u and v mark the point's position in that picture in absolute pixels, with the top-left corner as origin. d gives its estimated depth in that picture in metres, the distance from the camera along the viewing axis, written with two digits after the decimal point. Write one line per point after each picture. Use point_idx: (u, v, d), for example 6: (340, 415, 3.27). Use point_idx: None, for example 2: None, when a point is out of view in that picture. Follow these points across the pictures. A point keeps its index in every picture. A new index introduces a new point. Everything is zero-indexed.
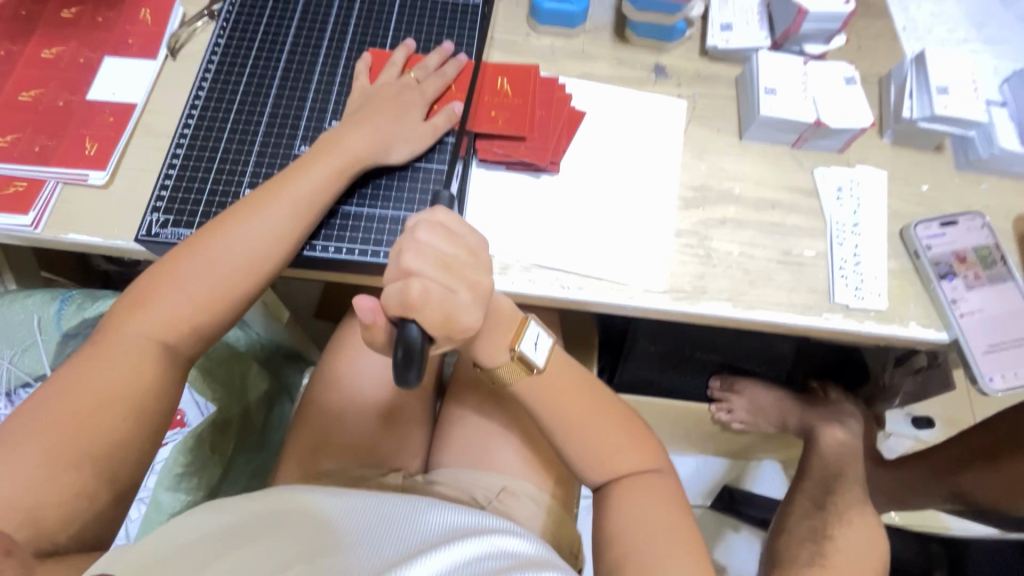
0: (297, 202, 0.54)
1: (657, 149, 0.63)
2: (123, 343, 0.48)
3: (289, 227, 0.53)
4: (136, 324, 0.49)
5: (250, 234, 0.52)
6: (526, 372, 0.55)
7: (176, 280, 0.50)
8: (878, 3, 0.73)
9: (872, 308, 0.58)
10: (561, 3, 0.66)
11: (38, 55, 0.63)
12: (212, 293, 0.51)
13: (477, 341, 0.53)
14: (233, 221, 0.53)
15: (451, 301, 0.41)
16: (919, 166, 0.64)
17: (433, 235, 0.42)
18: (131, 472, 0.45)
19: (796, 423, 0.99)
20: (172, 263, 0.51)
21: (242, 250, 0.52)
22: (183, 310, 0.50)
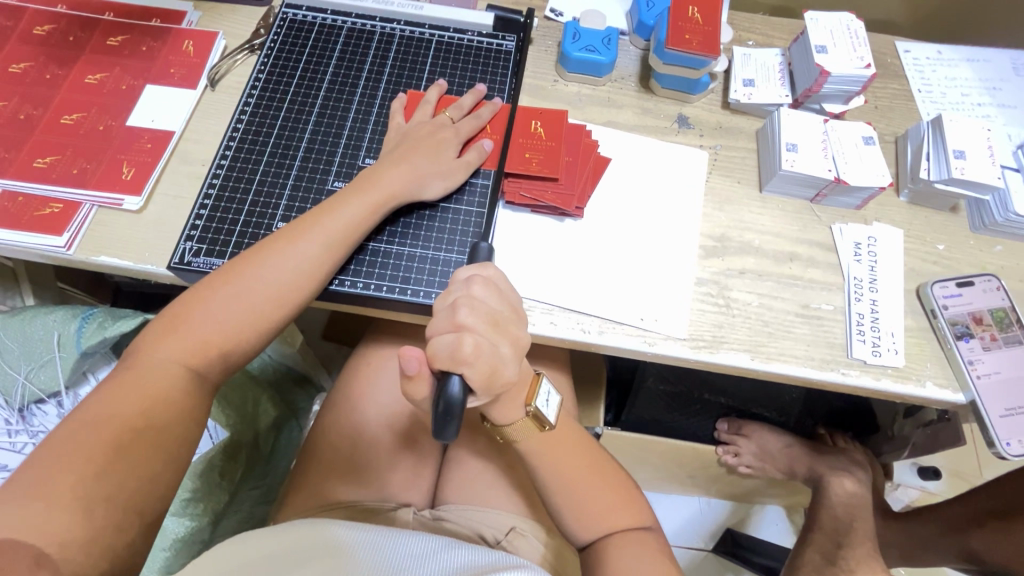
0: (330, 238, 0.55)
1: (679, 198, 0.65)
2: (153, 369, 0.49)
3: (322, 262, 0.54)
4: (164, 349, 0.50)
5: (283, 266, 0.53)
6: (539, 429, 0.57)
7: (207, 309, 0.51)
8: (893, 65, 0.75)
9: (889, 365, 0.58)
10: (590, 53, 0.68)
11: (82, 81, 0.65)
12: (241, 322, 0.52)
13: (493, 405, 0.55)
14: (268, 253, 0.53)
15: (497, 355, 0.44)
16: (935, 225, 0.65)
17: (486, 293, 0.46)
18: (149, 500, 0.45)
19: (804, 471, 0.98)
20: (204, 291, 0.52)
21: (274, 281, 0.53)
22: (212, 338, 0.51)
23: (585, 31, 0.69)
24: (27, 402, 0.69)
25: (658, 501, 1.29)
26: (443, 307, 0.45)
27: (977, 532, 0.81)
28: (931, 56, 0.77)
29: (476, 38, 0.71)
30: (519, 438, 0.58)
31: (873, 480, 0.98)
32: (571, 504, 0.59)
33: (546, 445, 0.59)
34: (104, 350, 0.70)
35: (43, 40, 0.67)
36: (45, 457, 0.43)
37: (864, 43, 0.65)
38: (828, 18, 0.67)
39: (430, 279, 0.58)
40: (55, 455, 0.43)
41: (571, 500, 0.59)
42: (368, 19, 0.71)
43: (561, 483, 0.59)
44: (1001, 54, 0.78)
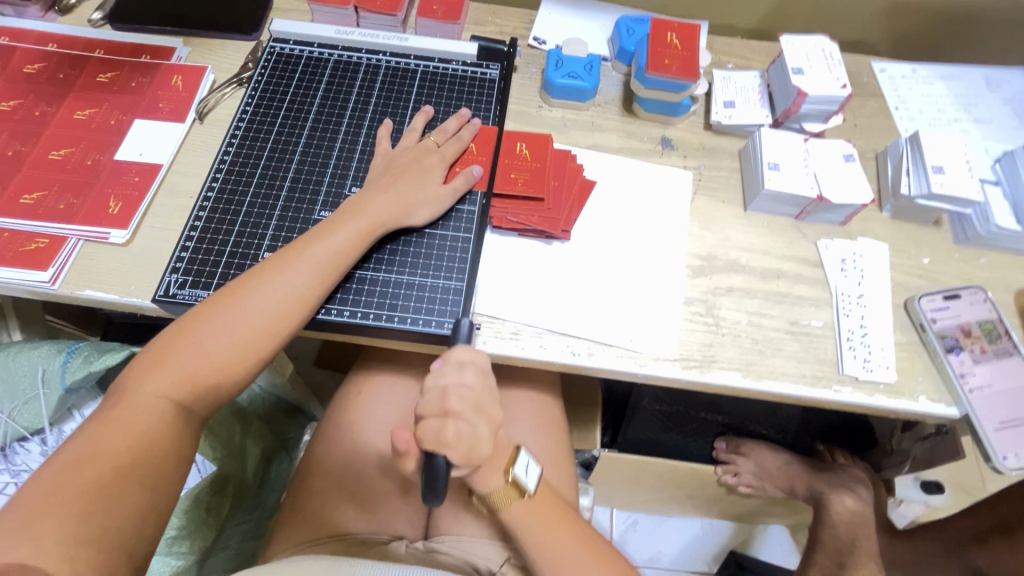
0: (318, 265, 0.55)
1: (664, 218, 0.65)
2: (139, 407, 0.48)
3: (310, 289, 0.54)
4: (150, 384, 0.49)
5: (270, 294, 0.53)
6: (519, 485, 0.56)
7: (194, 342, 0.51)
8: (870, 84, 0.77)
9: (881, 380, 0.58)
10: (572, 79, 0.69)
11: (71, 116, 0.66)
12: (229, 354, 0.51)
13: (473, 472, 0.54)
14: (257, 282, 0.53)
15: (475, 437, 0.45)
16: (919, 239, 0.66)
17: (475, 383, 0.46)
18: (132, 538, 0.44)
19: (805, 489, 0.97)
20: (190, 324, 0.51)
21: (262, 310, 0.52)
22: (199, 370, 0.50)
23: (567, 59, 0.71)
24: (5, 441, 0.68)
25: (659, 523, 1.27)
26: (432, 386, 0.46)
27: (981, 548, 0.80)
28: (906, 74, 0.79)
29: (460, 67, 0.72)
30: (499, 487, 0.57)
31: (875, 497, 0.97)
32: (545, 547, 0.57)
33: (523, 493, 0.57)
34: (90, 384, 0.69)
35: (33, 78, 0.68)
36: (26, 496, 0.42)
37: (839, 63, 0.67)
38: (803, 40, 0.69)
39: (419, 305, 0.57)
40: (33, 495, 0.42)
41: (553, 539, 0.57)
42: (354, 51, 0.72)
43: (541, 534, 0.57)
44: (974, 72, 0.80)
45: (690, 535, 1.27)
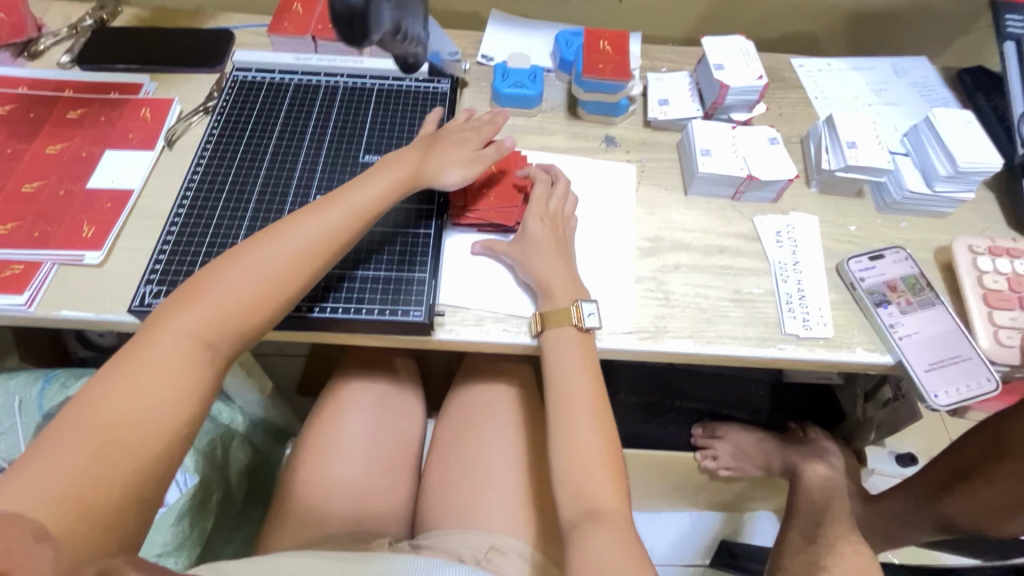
0: (341, 212, 0.58)
1: (613, 205, 0.71)
2: (170, 339, 0.49)
3: (334, 234, 0.57)
4: (183, 318, 0.50)
5: (309, 229, 0.56)
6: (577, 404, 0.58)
7: (223, 280, 0.53)
8: (791, 78, 0.85)
9: (820, 336, 0.62)
10: (518, 89, 0.75)
11: (43, 151, 0.69)
12: (253, 291, 0.53)
13: (551, 369, 0.59)
14: (294, 223, 0.56)
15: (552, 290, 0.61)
16: (845, 210, 0.72)
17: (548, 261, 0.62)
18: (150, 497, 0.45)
19: (779, 464, 1.01)
20: (230, 259, 0.54)
21: (290, 249, 0.55)
22: (229, 304, 0.52)
23: (513, 71, 0.77)
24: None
25: (648, 520, 1.29)
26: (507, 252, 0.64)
27: (945, 498, 0.83)
28: (822, 67, 0.87)
29: (413, 83, 0.77)
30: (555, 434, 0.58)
31: (847, 465, 1.01)
32: (571, 482, 0.56)
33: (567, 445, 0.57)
34: None
35: (4, 118, 0.71)
36: None
37: (754, 58, 0.74)
38: (721, 41, 0.75)
39: (385, 296, 0.59)
40: None
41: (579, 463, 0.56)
42: (313, 75, 0.77)
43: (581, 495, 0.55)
44: (882, 62, 0.89)
45: (678, 530, 1.28)
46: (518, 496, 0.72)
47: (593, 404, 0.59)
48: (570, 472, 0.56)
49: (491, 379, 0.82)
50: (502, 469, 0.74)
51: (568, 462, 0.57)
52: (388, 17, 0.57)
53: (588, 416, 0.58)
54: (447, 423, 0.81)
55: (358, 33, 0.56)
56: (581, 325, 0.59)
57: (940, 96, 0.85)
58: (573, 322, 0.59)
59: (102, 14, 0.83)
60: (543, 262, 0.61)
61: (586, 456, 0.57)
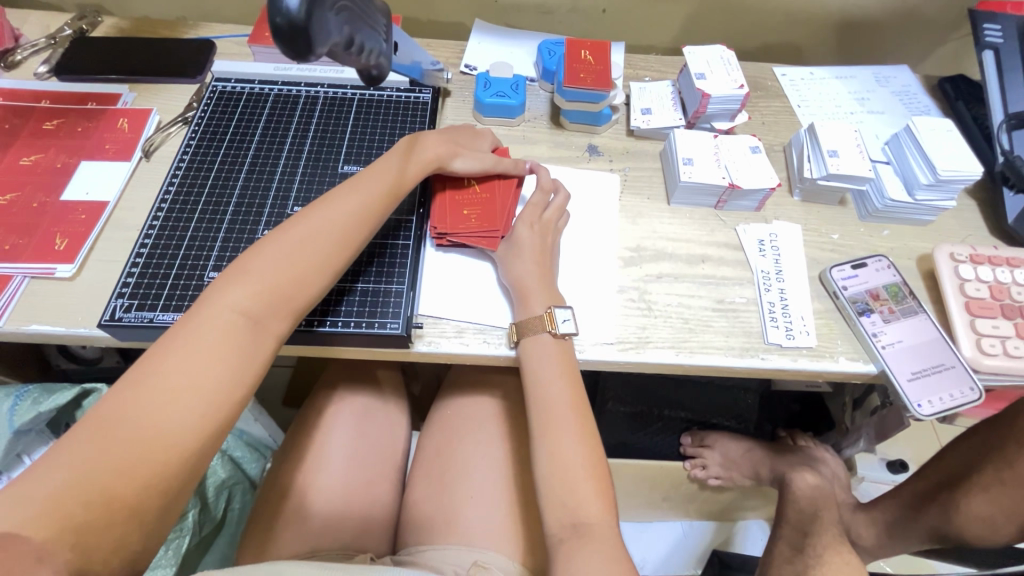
0: (373, 193, 0.59)
1: (595, 215, 0.70)
2: (218, 315, 0.49)
3: (366, 212, 0.58)
4: (233, 295, 0.50)
5: (345, 206, 0.58)
6: (563, 413, 0.57)
7: (260, 255, 0.53)
8: (773, 87, 0.85)
9: (803, 345, 0.62)
10: (500, 99, 0.75)
11: (17, 163, 0.68)
12: (297, 268, 0.53)
13: (532, 375, 0.58)
14: (332, 202, 0.58)
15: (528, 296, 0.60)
16: (828, 218, 0.73)
17: (527, 267, 0.61)
18: (179, 484, 0.44)
19: (769, 473, 1.00)
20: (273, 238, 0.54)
21: (331, 226, 0.56)
22: (276, 280, 0.52)
23: (495, 80, 0.77)
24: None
25: (638, 530, 1.28)
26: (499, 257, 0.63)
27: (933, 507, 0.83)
28: (805, 76, 0.87)
29: (395, 93, 0.77)
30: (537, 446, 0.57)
31: (837, 473, 1.00)
32: (557, 491, 0.55)
33: (548, 457, 0.56)
34: (40, 427, 0.69)
35: None
36: None
37: (736, 67, 0.74)
38: (703, 50, 0.75)
39: (361, 307, 0.58)
40: None
41: (561, 476, 0.55)
42: (294, 85, 0.77)
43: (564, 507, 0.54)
44: (864, 71, 0.89)
45: (670, 540, 1.27)
46: (501, 508, 0.71)
47: (573, 405, 0.58)
48: (552, 484, 0.55)
49: (476, 390, 0.81)
50: (485, 482, 0.73)
51: (551, 471, 0.56)
52: (331, 27, 0.46)
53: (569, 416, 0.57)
54: (432, 435, 0.80)
55: (302, 44, 0.44)
56: (552, 328, 0.58)
57: (922, 104, 0.85)
58: (548, 329, 0.58)
59: (82, 24, 0.82)
60: (520, 267, 0.61)
61: (567, 461, 0.56)
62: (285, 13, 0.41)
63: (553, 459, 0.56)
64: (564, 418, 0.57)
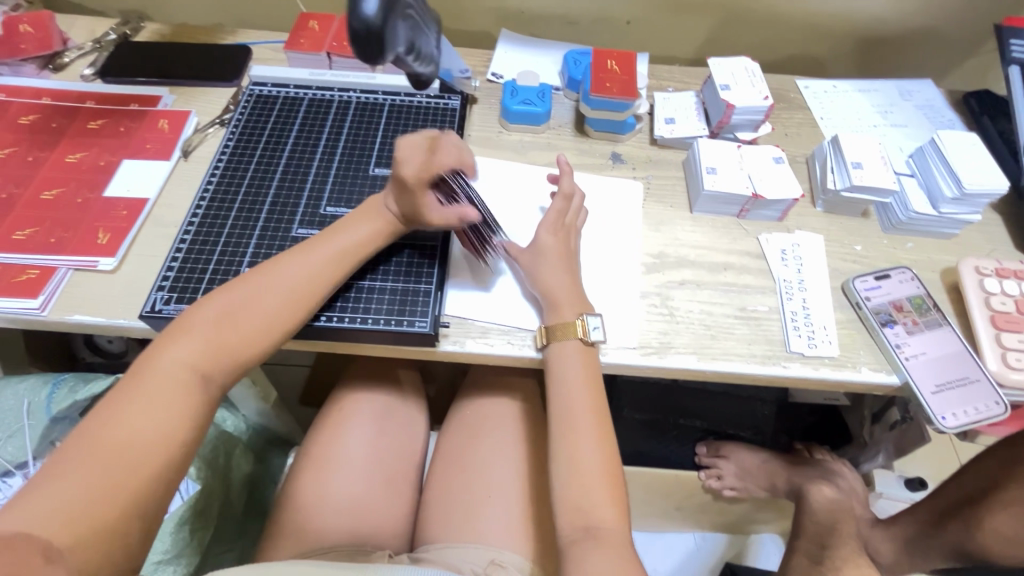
0: (333, 253, 0.58)
1: (618, 221, 0.71)
2: (165, 374, 0.49)
3: (325, 273, 0.57)
4: (180, 353, 0.51)
5: (306, 266, 0.57)
6: (579, 420, 0.58)
7: (214, 316, 0.53)
8: (796, 99, 0.86)
9: (825, 355, 0.62)
10: (527, 106, 0.77)
11: (63, 160, 0.71)
12: (250, 330, 0.54)
13: (558, 379, 0.59)
14: (294, 260, 0.57)
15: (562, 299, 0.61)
16: (850, 229, 0.73)
17: (553, 271, 0.62)
18: None
19: (785, 484, 1.00)
20: (231, 296, 0.54)
21: (290, 287, 0.56)
22: (228, 341, 0.53)
23: (522, 88, 0.78)
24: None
25: (651, 541, 1.28)
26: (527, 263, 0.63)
27: (954, 524, 0.81)
28: (828, 89, 0.88)
29: (425, 99, 0.79)
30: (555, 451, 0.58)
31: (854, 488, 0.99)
32: (574, 495, 0.56)
33: (565, 459, 0.57)
34: (74, 415, 0.71)
35: (28, 128, 0.73)
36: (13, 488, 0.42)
37: (760, 79, 0.75)
38: (729, 62, 0.77)
39: (390, 305, 0.60)
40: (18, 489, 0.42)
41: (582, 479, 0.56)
42: (328, 90, 0.79)
43: (582, 508, 0.55)
44: (888, 84, 0.90)
45: (683, 551, 1.26)
46: (518, 510, 0.72)
47: (592, 412, 0.58)
48: (571, 486, 0.56)
49: (495, 392, 0.82)
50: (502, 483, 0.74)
51: (569, 476, 0.56)
52: (400, 35, 0.56)
53: (587, 423, 0.58)
54: (450, 435, 0.81)
55: (372, 50, 0.54)
56: (584, 338, 0.59)
57: (946, 119, 0.85)
58: (579, 336, 0.59)
59: (125, 29, 0.86)
60: (548, 272, 0.61)
61: (583, 465, 0.56)
62: (362, 24, 0.52)
63: (571, 464, 0.57)
64: (583, 421, 0.58)
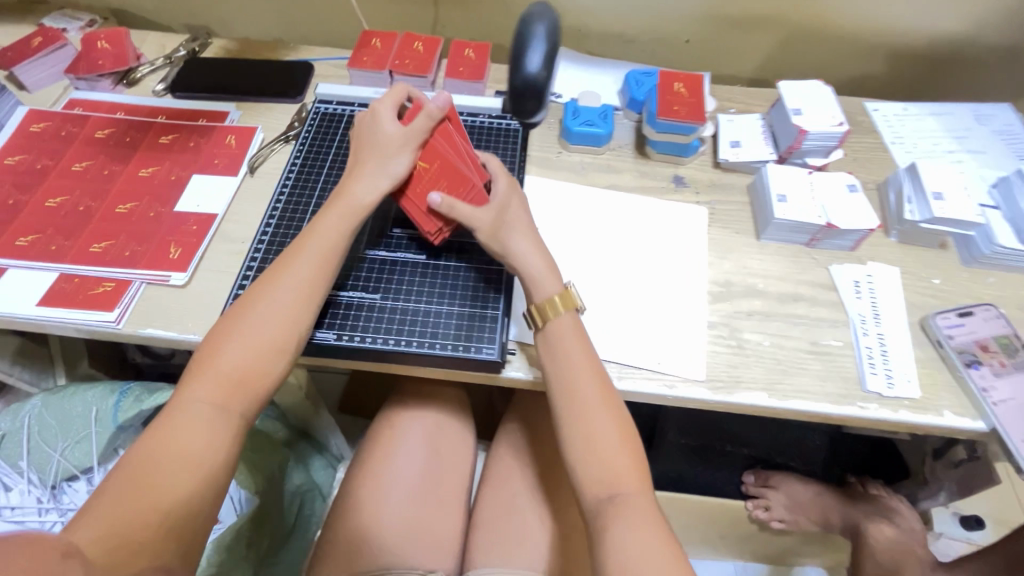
0: (320, 259, 0.56)
1: (682, 247, 0.70)
2: (189, 416, 0.47)
3: (320, 279, 0.55)
4: (197, 394, 0.48)
5: (297, 274, 0.54)
6: (600, 412, 0.54)
7: (220, 351, 0.50)
8: (865, 122, 0.83)
9: (905, 396, 0.59)
10: (589, 127, 0.76)
11: (137, 173, 0.73)
12: (257, 350, 0.51)
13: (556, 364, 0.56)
14: (282, 272, 0.55)
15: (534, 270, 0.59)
16: (927, 261, 0.70)
17: (527, 237, 0.60)
18: None
19: (839, 520, 0.97)
20: (227, 324, 0.52)
21: (286, 297, 0.53)
22: (238, 370, 0.50)
23: (583, 109, 0.77)
24: (34, 474, 0.70)
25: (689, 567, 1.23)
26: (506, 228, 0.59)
27: None
28: (898, 112, 0.85)
29: (487, 119, 0.79)
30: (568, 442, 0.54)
31: (912, 526, 0.95)
32: (593, 467, 0.53)
33: (583, 448, 0.53)
34: (137, 423, 0.73)
35: (104, 142, 0.76)
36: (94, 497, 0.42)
37: (834, 105, 0.73)
38: (800, 85, 0.75)
39: (458, 330, 0.59)
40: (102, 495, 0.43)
41: None
42: None
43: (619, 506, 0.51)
44: (962, 107, 0.86)
45: None
46: None
47: (596, 379, 0.55)
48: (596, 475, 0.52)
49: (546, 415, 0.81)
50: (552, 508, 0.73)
51: (586, 449, 0.53)
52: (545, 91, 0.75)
53: (596, 398, 0.54)
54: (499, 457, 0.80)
55: (529, 107, 0.71)
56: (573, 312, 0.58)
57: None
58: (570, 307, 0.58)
59: (194, 45, 0.88)
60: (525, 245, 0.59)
61: (599, 434, 0.53)
62: (524, 80, 0.68)
63: (586, 435, 0.53)
64: (599, 407, 0.54)
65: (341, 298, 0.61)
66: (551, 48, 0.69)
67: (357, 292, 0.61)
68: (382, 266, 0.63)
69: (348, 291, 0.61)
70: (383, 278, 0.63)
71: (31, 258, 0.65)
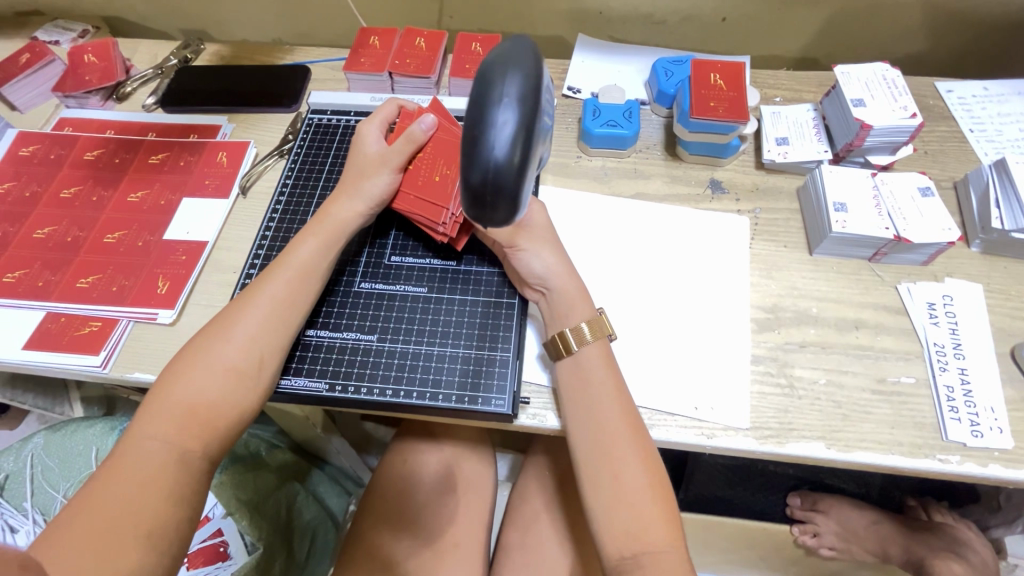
0: (291, 282, 0.52)
1: (721, 265, 0.61)
2: (142, 457, 0.43)
3: (294, 303, 0.52)
4: (152, 430, 0.44)
5: (266, 299, 0.51)
6: (626, 457, 0.47)
7: (180, 386, 0.46)
8: (937, 107, 0.71)
9: (995, 447, 0.50)
10: (612, 128, 0.67)
11: (126, 199, 0.68)
12: (221, 385, 0.47)
13: (575, 399, 0.50)
14: (251, 297, 0.51)
15: (566, 299, 0.53)
16: (1018, 276, 0.59)
17: (556, 257, 0.54)
18: None
19: (899, 552, 0.87)
20: (188, 356, 0.48)
21: (255, 325, 0.49)
22: (200, 406, 0.46)
23: (605, 107, 0.68)
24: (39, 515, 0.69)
25: None
26: (529, 248, 0.54)
27: None
28: (978, 92, 0.72)
29: None
30: (586, 489, 0.48)
31: (985, 559, 0.85)
32: (616, 511, 0.46)
33: (603, 500, 0.46)
34: None
35: (93, 164, 0.71)
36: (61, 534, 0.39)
37: (904, 92, 0.61)
38: (860, 70, 0.64)
39: (463, 378, 0.53)
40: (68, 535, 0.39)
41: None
42: None
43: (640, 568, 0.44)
44: None
45: None
46: None
47: (623, 414, 0.48)
48: (616, 529, 0.45)
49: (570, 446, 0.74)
50: (574, 555, 0.66)
51: (608, 491, 0.46)
52: (536, 159, 0.42)
53: (621, 435, 0.47)
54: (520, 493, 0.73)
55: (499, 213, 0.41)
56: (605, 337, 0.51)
57: None
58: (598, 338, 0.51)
59: (187, 53, 0.83)
60: (560, 274, 0.53)
61: (623, 474, 0.46)
62: (492, 168, 0.38)
63: (610, 476, 0.46)
64: (623, 444, 0.47)
65: (335, 340, 0.55)
66: (529, 117, 0.38)
67: (352, 333, 0.56)
68: (382, 301, 0.57)
69: (342, 331, 0.56)
70: (381, 315, 0.57)
71: (19, 296, 0.62)
